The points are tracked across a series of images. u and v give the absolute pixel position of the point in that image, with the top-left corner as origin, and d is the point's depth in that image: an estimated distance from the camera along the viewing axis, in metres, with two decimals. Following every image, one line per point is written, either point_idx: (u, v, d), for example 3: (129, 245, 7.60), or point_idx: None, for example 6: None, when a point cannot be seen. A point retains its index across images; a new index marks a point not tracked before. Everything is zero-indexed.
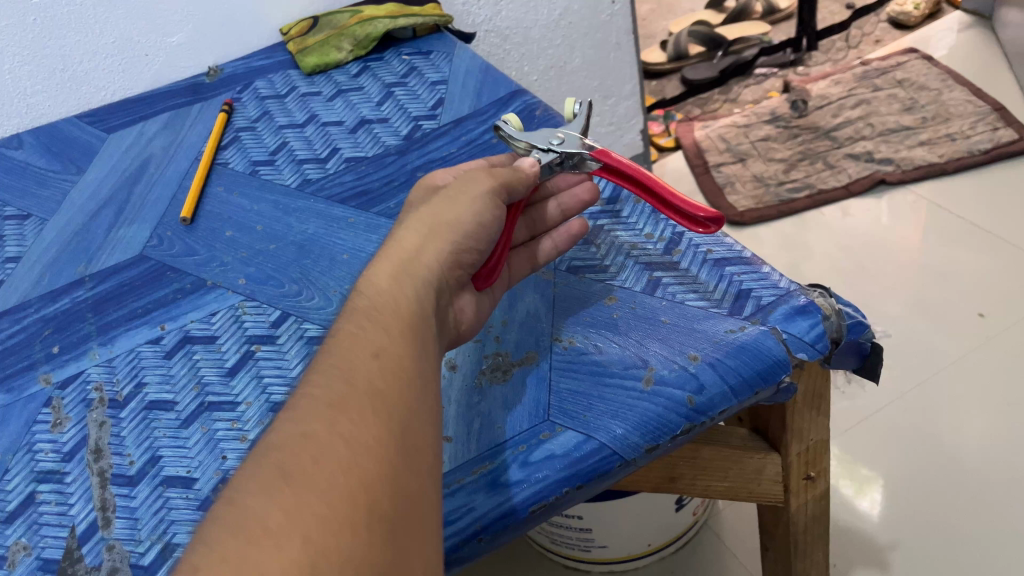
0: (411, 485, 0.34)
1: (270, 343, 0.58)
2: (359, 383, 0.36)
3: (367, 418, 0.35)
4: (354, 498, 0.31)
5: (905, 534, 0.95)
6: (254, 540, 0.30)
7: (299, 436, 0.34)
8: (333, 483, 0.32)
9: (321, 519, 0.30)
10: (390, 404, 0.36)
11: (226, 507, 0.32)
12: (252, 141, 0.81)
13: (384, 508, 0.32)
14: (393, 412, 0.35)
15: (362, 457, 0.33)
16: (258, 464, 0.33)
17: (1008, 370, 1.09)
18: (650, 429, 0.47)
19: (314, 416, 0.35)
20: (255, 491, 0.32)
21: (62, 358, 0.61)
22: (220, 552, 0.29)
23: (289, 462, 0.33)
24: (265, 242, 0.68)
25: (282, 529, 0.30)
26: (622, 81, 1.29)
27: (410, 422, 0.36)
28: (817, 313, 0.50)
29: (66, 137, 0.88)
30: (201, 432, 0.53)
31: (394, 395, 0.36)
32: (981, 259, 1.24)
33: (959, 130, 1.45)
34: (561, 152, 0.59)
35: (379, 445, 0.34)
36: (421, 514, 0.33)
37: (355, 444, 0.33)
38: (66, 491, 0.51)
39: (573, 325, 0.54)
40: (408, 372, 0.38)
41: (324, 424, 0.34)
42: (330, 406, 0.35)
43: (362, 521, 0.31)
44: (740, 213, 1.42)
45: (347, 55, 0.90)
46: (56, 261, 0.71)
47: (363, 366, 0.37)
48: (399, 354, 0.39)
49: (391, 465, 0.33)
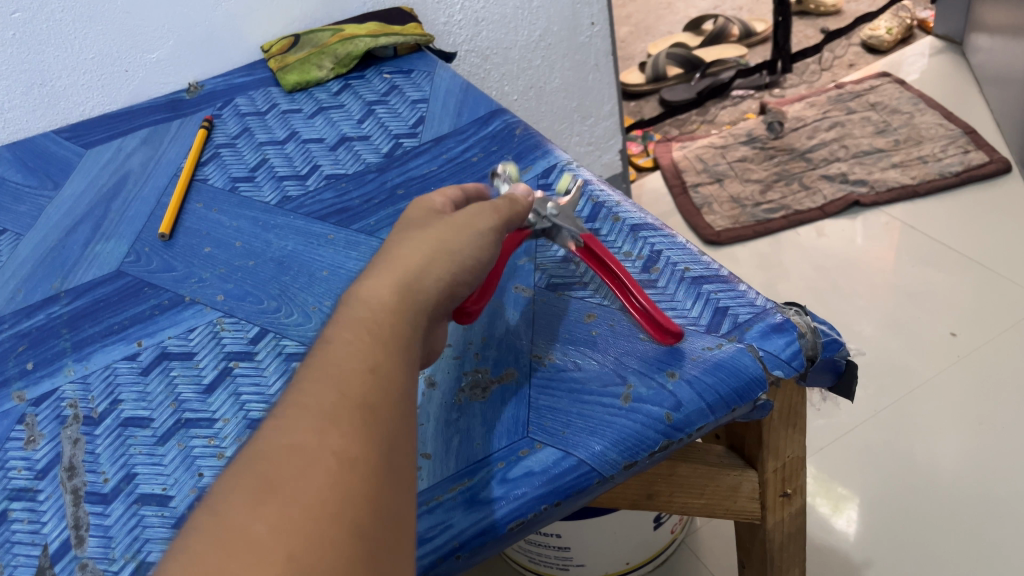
0: (393, 505, 0.34)
1: (248, 359, 0.58)
2: (350, 397, 0.37)
3: (358, 434, 0.35)
4: (339, 515, 0.31)
5: (878, 552, 0.96)
6: (235, 551, 0.30)
7: (286, 446, 0.34)
8: (318, 497, 0.32)
9: (304, 535, 0.30)
10: (379, 423, 0.36)
11: (209, 514, 0.31)
12: (232, 158, 0.80)
13: (367, 527, 0.32)
14: (382, 433, 0.36)
15: (348, 475, 0.33)
16: (243, 471, 0.33)
17: (979, 390, 1.10)
18: (627, 446, 0.47)
19: (304, 427, 0.35)
20: (238, 500, 0.32)
21: (36, 374, 0.61)
22: (200, 561, 0.29)
23: (273, 472, 0.33)
24: (244, 258, 0.68)
25: (263, 542, 0.30)
26: (600, 101, 1.30)
27: (399, 444, 0.36)
28: (793, 331, 0.51)
29: (43, 152, 0.87)
30: (177, 449, 0.53)
31: (383, 414, 0.36)
32: (953, 281, 1.26)
33: (931, 152, 1.48)
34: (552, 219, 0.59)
35: (365, 461, 0.34)
36: (401, 534, 0.33)
37: (343, 459, 0.34)
38: (39, 509, 0.51)
39: (551, 342, 0.55)
40: (399, 394, 0.38)
41: (313, 436, 0.34)
42: (320, 419, 0.35)
43: (343, 537, 0.31)
44: (716, 233, 1.43)
45: (328, 73, 0.90)
46: (31, 276, 0.71)
47: (357, 380, 0.37)
48: (392, 373, 0.39)
49: (376, 484, 0.33)
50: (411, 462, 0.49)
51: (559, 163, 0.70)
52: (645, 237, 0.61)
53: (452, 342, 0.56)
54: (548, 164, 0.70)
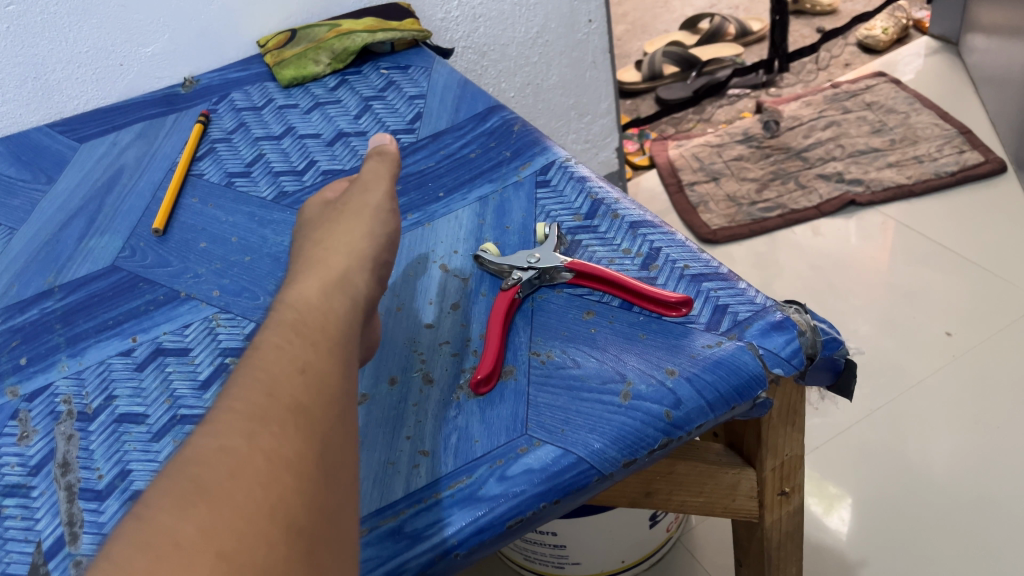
0: (330, 500, 0.34)
1: (244, 355, 0.58)
2: (280, 396, 0.37)
3: (291, 434, 0.35)
4: (271, 514, 0.32)
5: (873, 552, 0.96)
6: (166, 555, 0.29)
7: (218, 450, 0.34)
8: (251, 498, 0.32)
9: (237, 537, 0.31)
10: (314, 420, 0.36)
11: (140, 523, 0.31)
12: (228, 153, 0.80)
13: (302, 523, 0.32)
14: (315, 429, 0.36)
15: (281, 473, 0.33)
16: (173, 478, 0.33)
17: (974, 390, 1.11)
18: (627, 443, 0.47)
19: (234, 429, 0.35)
20: (167, 507, 0.32)
21: (30, 370, 0.60)
22: (127, 567, 0.29)
23: (204, 477, 0.33)
24: (240, 254, 0.67)
25: (193, 545, 0.30)
26: (597, 99, 1.30)
27: (334, 438, 0.36)
28: (793, 329, 0.51)
29: (37, 146, 0.87)
30: (173, 446, 0.52)
31: (317, 410, 0.37)
32: (948, 281, 1.26)
33: (926, 152, 1.48)
34: (539, 268, 0.58)
35: (299, 458, 0.34)
36: (341, 529, 0.34)
37: (276, 458, 0.34)
38: (32, 506, 0.50)
39: (551, 339, 0.54)
40: (332, 389, 0.38)
41: (244, 438, 0.34)
42: (251, 420, 0.35)
43: (279, 536, 0.31)
44: (712, 231, 1.43)
45: (325, 68, 0.89)
46: (24, 271, 0.70)
47: (288, 380, 0.38)
48: (324, 371, 0.39)
49: (311, 481, 0.33)
50: (409, 459, 0.48)
51: (557, 159, 0.70)
52: (644, 234, 0.60)
53: (450, 338, 0.56)
54: (547, 160, 0.70)
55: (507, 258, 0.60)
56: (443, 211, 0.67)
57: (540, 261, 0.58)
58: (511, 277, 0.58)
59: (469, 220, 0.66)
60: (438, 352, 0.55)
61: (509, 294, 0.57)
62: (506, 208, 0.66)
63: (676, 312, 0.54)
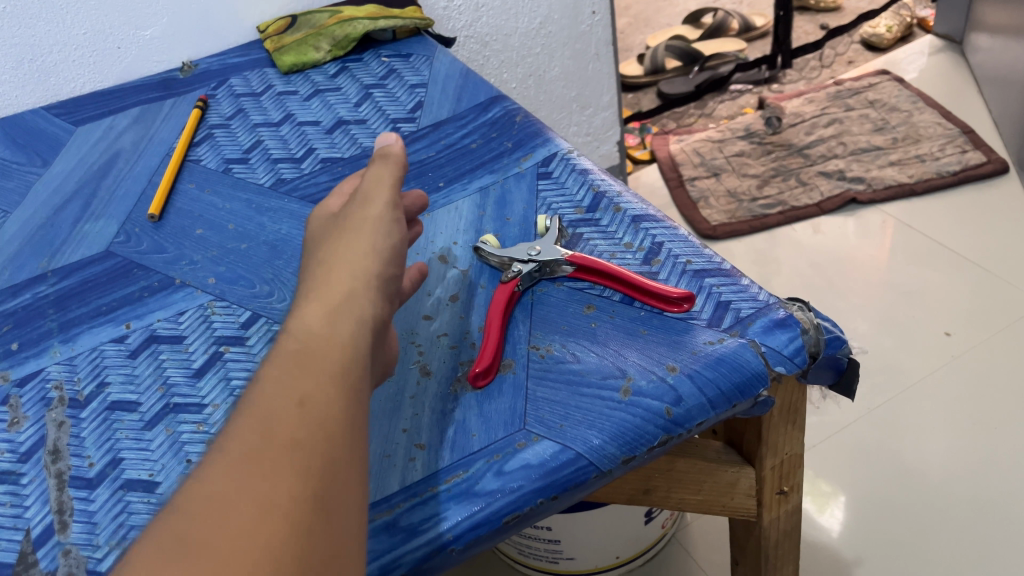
0: (323, 548, 0.33)
1: (239, 344, 0.57)
2: (276, 435, 0.36)
3: (282, 473, 0.34)
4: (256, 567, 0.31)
5: (868, 551, 0.96)
6: None
7: (208, 498, 0.33)
8: (235, 551, 0.31)
9: None
10: (311, 457, 0.35)
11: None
12: (226, 139, 0.79)
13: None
14: (312, 468, 0.35)
15: (269, 523, 0.32)
16: (163, 527, 0.33)
17: (972, 391, 1.10)
18: (626, 440, 0.46)
19: (226, 473, 0.34)
20: (154, 560, 0.31)
21: (22, 355, 0.59)
22: None
23: (191, 528, 0.32)
24: (236, 241, 0.66)
25: None
26: (599, 92, 1.29)
27: (333, 478, 0.35)
28: (796, 327, 0.50)
29: (32, 128, 0.86)
30: (165, 434, 0.52)
31: (315, 448, 0.35)
32: (948, 280, 1.25)
33: (928, 152, 1.48)
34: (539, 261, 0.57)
35: (290, 504, 0.33)
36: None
37: (264, 505, 0.33)
38: (22, 493, 0.50)
39: (551, 333, 0.54)
40: (333, 422, 0.37)
41: (234, 484, 0.34)
42: (243, 463, 0.34)
43: None
44: (713, 227, 1.43)
45: (325, 55, 0.88)
46: (18, 255, 0.69)
47: (284, 415, 0.36)
48: (324, 402, 0.37)
49: (301, 529, 0.33)
50: (405, 452, 0.48)
51: (560, 151, 0.69)
52: (647, 228, 0.60)
53: (448, 331, 0.55)
54: (549, 151, 0.69)
55: (507, 251, 0.59)
56: (443, 201, 0.67)
57: (541, 254, 0.58)
58: (510, 270, 0.57)
59: (469, 211, 0.65)
60: (435, 345, 0.55)
61: (508, 288, 0.56)
62: (507, 200, 0.65)
63: (676, 308, 0.53)
